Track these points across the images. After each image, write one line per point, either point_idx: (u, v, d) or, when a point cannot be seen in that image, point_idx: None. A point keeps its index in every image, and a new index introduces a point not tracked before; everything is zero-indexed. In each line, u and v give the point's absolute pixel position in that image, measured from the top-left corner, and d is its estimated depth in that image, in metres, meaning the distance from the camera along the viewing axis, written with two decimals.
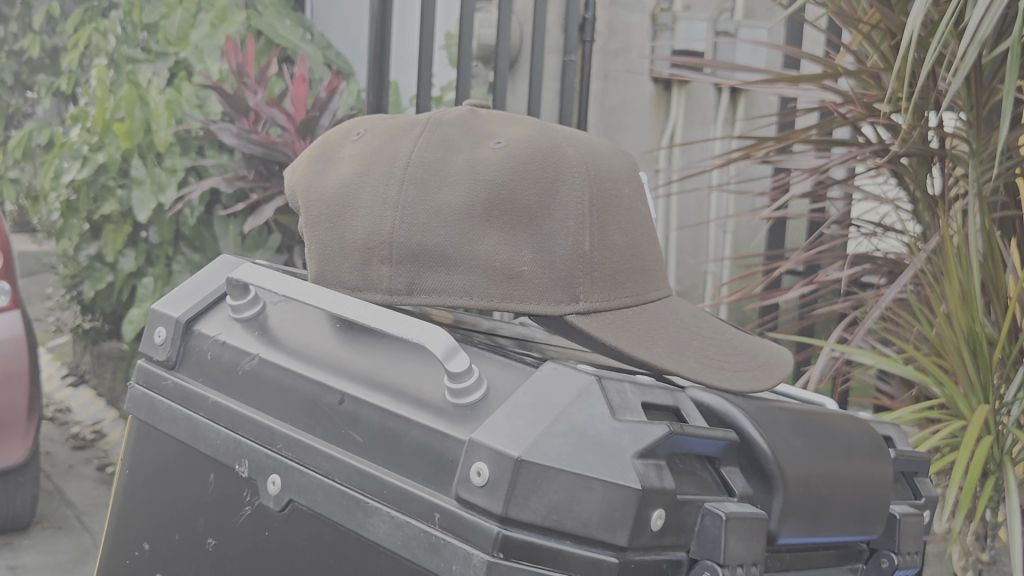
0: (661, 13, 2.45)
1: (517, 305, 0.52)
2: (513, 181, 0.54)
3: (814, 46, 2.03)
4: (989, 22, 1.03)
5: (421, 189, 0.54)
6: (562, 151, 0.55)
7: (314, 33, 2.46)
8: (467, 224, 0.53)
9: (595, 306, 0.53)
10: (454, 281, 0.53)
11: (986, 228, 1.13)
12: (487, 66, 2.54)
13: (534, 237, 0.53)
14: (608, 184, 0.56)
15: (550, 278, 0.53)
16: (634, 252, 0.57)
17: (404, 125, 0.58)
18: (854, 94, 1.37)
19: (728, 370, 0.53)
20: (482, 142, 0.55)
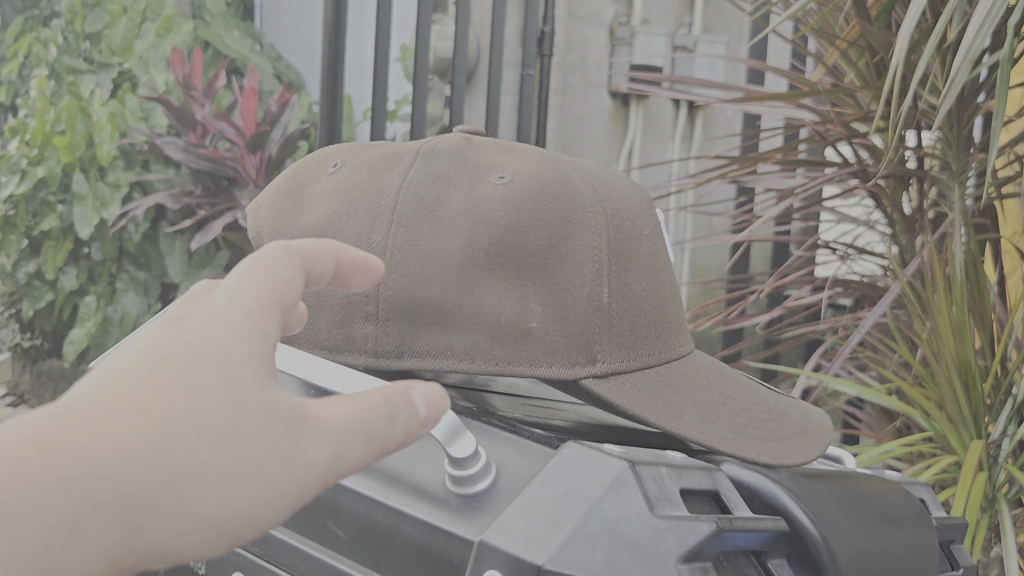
0: (619, 27, 2.40)
1: (527, 366, 0.54)
2: (514, 226, 0.58)
3: (779, 60, 1.98)
4: (984, 42, 0.98)
5: (415, 233, 0.57)
6: (567, 197, 0.60)
7: (262, 44, 2.37)
8: (470, 274, 0.56)
9: (610, 369, 0.56)
10: (452, 340, 0.55)
11: (977, 255, 1.08)
12: (443, 79, 2.47)
13: (542, 288, 0.57)
14: (615, 234, 0.61)
15: (562, 336, 0.56)
16: (645, 306, 0.61)
17: (392, 159, 0.63)
18: (833, 113, 1.31)
19: (751, 439, 0.55)
20: (479, 187, 0.60)
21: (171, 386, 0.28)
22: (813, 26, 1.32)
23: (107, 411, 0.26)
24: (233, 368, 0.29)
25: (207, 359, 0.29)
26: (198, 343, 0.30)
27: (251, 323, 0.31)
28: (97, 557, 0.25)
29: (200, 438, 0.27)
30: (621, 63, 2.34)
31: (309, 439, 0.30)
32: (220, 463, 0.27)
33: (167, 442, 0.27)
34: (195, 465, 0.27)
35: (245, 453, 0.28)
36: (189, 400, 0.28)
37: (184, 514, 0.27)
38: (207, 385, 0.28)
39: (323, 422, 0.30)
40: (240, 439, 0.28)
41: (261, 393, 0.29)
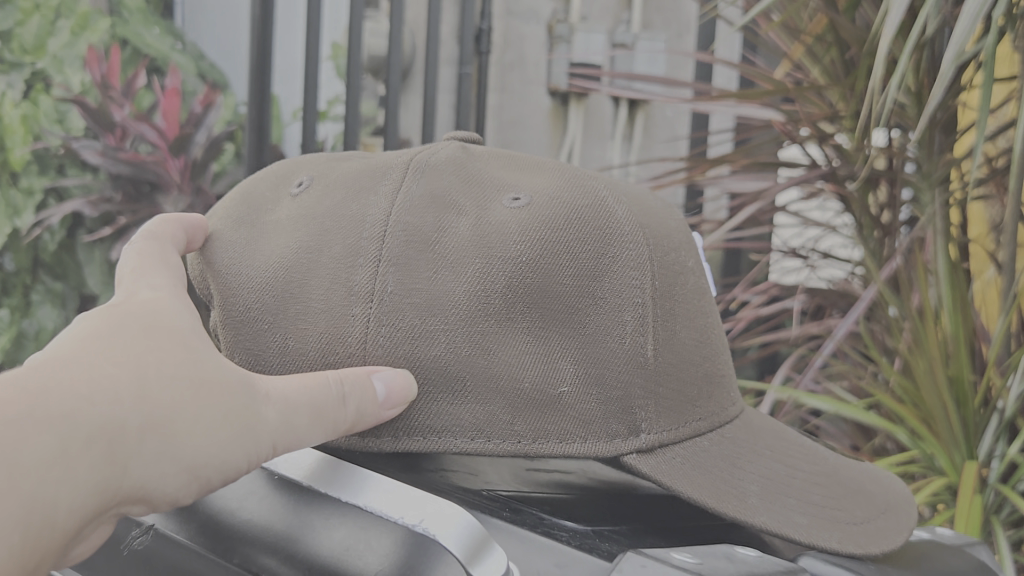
0: (557, 24, 2.30)
1: (557, 443, 0.53)
2: (540, 269, 0.54)
3: (728, 52, 1.92)
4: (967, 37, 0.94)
5: (408, 271, 0.53)
6: (604, 227, 0.56)
7: (184, 41, 2.23)
8: (484, 328, 0.53)
9: (657, 441, 0.54)
10: (462, 413, 0.53)
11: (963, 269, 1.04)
12: (376, 79, 2.38)
13: (571, 341, 0.54)
14: (660, 270, 0.58)
15: (596, 404, 0.53)
16: (695, 359, 0.60)
17: (379, 172, 0.58)
18: (803, 111, 1.25)
19: (822, 520, 0.54)
20: (491, 210, 0.56)
21: (141, 350, 0.43)
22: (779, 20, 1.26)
23: (82, 360, 0.41)
24: (181, 336, 0.45)
25: (163, 332, 0.45)
26: (150, 322, 0.45)
27: (184, 312, 0.47)
28: (87, 481, 0.39)
29: (172, 397, 0.43)
30: (560, 60, 2.26)
31: (259, 404, 0.46)
32: (191, 410, 0.43)
33: (141, 388, 0.41)
34: (169, 404, 0.42)
35: (209, 402, 0.44)
36: (159, 362, 0.43)
37: (165, 451, 0.42)
38: (165, 349, 0.44)
39: (273, 393, 0.47)
40: (205, 392, 0.44)
41: (213, 361, 0.46)
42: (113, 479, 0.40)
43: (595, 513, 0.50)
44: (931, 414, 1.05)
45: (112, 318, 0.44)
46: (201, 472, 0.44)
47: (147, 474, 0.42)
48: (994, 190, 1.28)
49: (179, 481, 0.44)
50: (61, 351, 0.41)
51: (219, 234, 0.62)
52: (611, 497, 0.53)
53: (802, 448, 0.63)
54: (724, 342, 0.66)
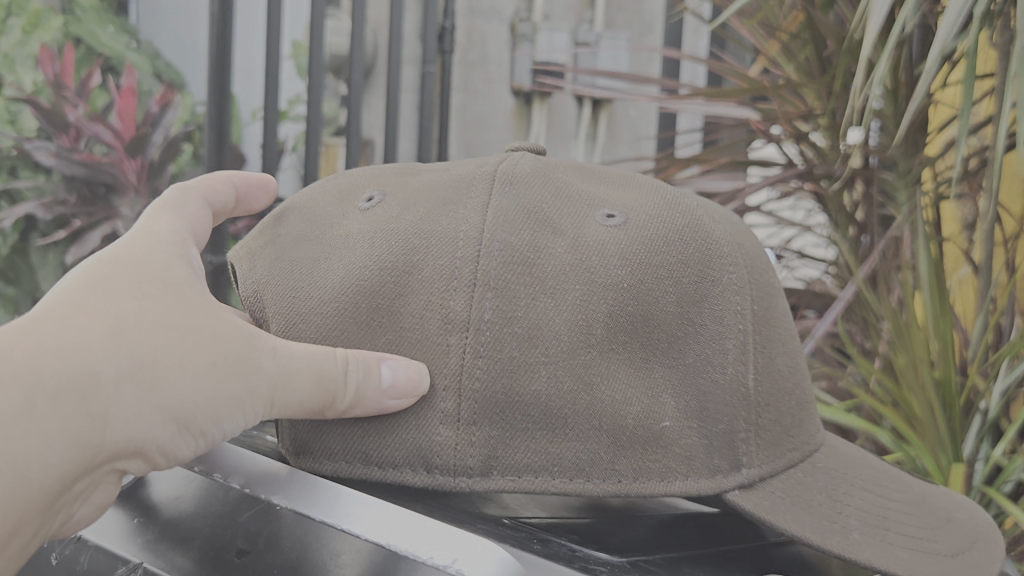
0: (520, 23, 2.27)
1: (659, 481, 0.51)
2: (646, 297, 0.53)
3: (695, 49, 1.90)
4: (950, 31, 0.93)
5: (510, 299, 0.51)
6: (704, 250, 0.56)
7: (139, 40, 2.17)
8: (587, 359, 0.51)
9: (758, 476, 0.53)
10: (564, 451, 0.50)
11: (941, 268, 1.03)
12: (339, 78, 2.34)
13: (672, 372, 0.53)
14: (757, 293, 0.58)
15: (698, 439, 0.52)
16: (788, 387, 0.59)
17: (464, 183, 0.57)
18: (782, 110, 1.23)
19: (923, 555, 0.54)
20: (587, 229, 0.55)
21: (128, 299, 0.45)
22: (756, 16, 1.24)
23: (67, 311, 0.43)
24: (173, 285, 0.47)
25: (157, 281, 0.47)
26: (145, 269, 0.47)
27: (176, 259, 0.50)
28: (62, 433, 0.41)
29: (161, 349, 0.44)
30: (522, 60, 2.23)
31: (257, 358, 0.48)
32: (179, 358, 0.45)
33: (122, 337, 0.43)
34: (155, 354, 0.44)
35: (202, 350, 0.46)
36: (145, 310, 0.45)
37: (149, 398, 0.44)
38: (156, 299, 0.46)
39: (275, 349, 0.49)
40: (197, 341, 0.46)
41: (207, 312, 0.47)
42: (100, 433, 0.43)
43: (626, 540, 0.49)
44: (914, 415, 1.03)
45: (105, 267, 0.46)
46: (193, 422, 0.47)
47: (136, 427, 0.44)
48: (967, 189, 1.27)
49: (171, 431, 0.46)
50: (48, 303, 0.43)
51: (281, 247, 0.59)
52: (628, 521, 0.52)
53: (837, 461, 0.61)
54: (808, 371, 0.65)
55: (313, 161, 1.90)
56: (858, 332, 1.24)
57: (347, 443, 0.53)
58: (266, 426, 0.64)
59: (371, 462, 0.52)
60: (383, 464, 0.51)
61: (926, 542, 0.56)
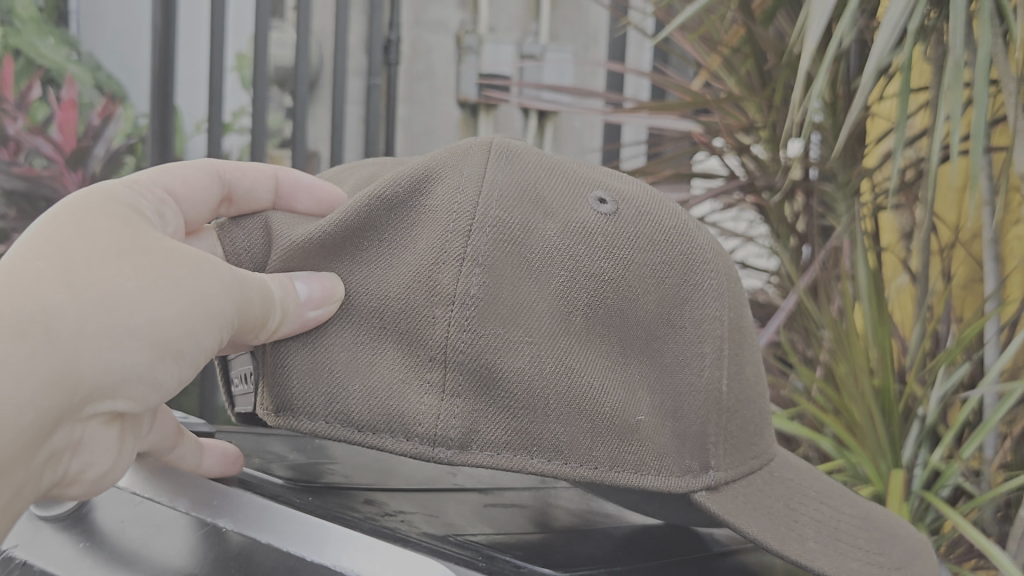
0: (464, 35, 2.28)
1: (635, 473, 0.52)
2: (632, 286, 0.53)
3: (638, 62, 1.92)
4: (886, 43, 0.95)
5: (498, 279, 0.50)
6: (688, 254, 0.56)
7: (80, 51, 2.13)
8: (566, 345, 0.51)
9: (724, 478, 0.56)
10: (545, 433, 0.50)
11: (876, 276, 1.06)
12: (283, 90, 2.34)
13: (649, 369, 0.54)
14: (733, 302, 0.59)
15: (669, 438, 0.54)
16: (753, 396, 0.61)
17: (457, 152, 0.54)
18: (724, 123, 1.25)
19: (862, 563, 0.55)
20: (579, 211, 0.54)
21: (67, 237, 0.44)
22: (698, 31, 1.25)
23: (15, 261, 0.42)
24: (118, 218, 0.46)
25: (99, 216, 0.46)
26: (85, 208, 0.46)
27: (122, 197, 0.49)
28: (38, 369, 0.39)
29: (111, 277, 0.43)
30: (468, 73, 2.24)
31: (217, 272, 0.47)
32: (132, 280, 0.44)
33: (69, 270, 0.42)
34: (106, 280, 0.43)
35: (156, 271, 0.45)
36: (88, 244, 0.44)
37: (120, 324, 0.42)
38: (96, 233, 0.45)
39: (220, 265, 0.48)
40: (144, 263, 0.45)
41: (153, 239, 0.46)
42: (77, 366, 0.41)
43: (570, 554, 0.50)
44: (855, 422, 1.05)
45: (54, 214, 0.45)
46: (177, 344, 0.45)
47: (111, 357, 0.42)
48: (905, 201, 1.28)
49: (153, 357, 0.44)
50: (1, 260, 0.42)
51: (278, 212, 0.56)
52: (577, 537, 0.52)
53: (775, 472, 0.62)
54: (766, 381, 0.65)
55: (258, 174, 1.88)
56: (800, 341, 1.26)
57: (331, 401, 0.50)
58: (209, 446, 0.64)
59: (351, 424, 0.50)
60: (364, 428, 0.50)
61: (868, 554, 0.58)
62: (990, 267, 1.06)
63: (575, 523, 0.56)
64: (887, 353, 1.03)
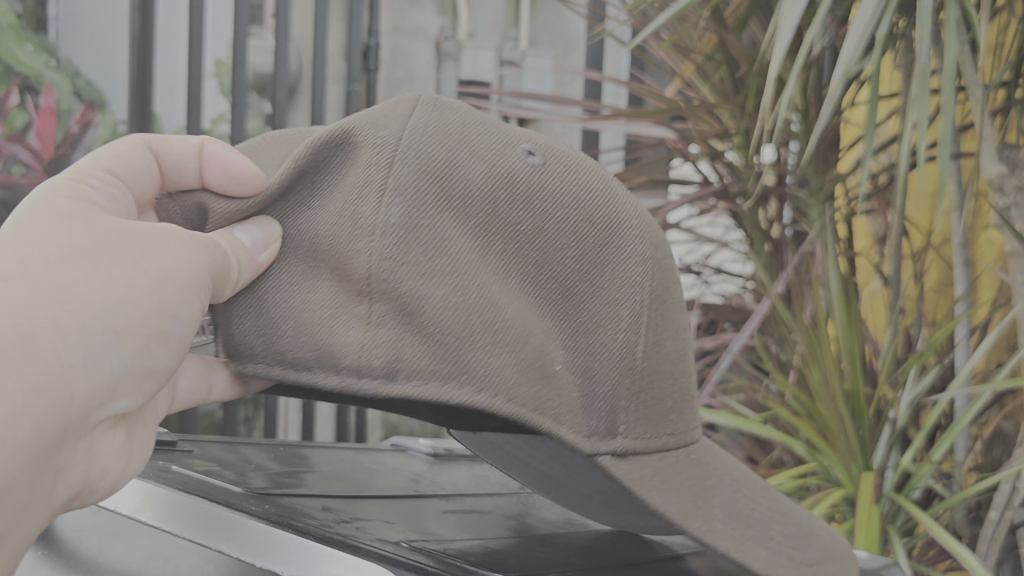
0: (444, 41, 2.28)
1: (551, 418, 0.50)
2: (556, 226, 0.53)
3: (615, 69, 1.93)
4: (853, 52, 0.96)
5: (421, 211, 0.50)
6: (612, 213, 0.54)
7: (58, 58, 2.12)
8: (487, 282, 0.50)
9: (632, 447, 0.53)
10: (472, 364, 0.49)
11: (844, 280, 1.07)
12: (262, 96, 2.34)
13: (563, 322, 0.53)
14: (659, 277, 0.55)
15: (581, 394, 0.52)
16: (674, 371, 0.57)
17: (387, 105, 0.54)
18: (697, 129, 1.26)
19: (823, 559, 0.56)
20: (506, 157, 0.53)
21: (27, 241, 0.43)
22: (671, 38, 1.26)
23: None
24: (76, 211, 0.47)
25: (56, 213, 0.46)
26: (42, 208, 0.46)
27: (74, 188, 0.49)
28: (29, 380, 0.39)
29: (74, 275, 0.43)
30: (447, 81, 2.24)
31: (175, 244, 0.47)
32: (96, 274, 0.44)
33: (35, 277, 0.42)
34: (70, 280, 0.43)
35: (116, 258, 0.45)
36: (46, 245, 0.44)
37: (98, 322, 0.43)
38: (54, 230, 0.45)
39: (177, 236, 0.48)
40: (105, 254, 0.45)
41: (113, 225, 0.47)
42: (68, 377, 0.41)
43: (525, 558, 0.51)
44: (826, 427, 1.06)
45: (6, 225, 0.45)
46: (153, 326, 0.46)
47: (96, 355, 0.43)
48: (877, 206, 1.29)
49: (138, 347, 0.45)
50: None
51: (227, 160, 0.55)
52: (537, 542, 0.54)
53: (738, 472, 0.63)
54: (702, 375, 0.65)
55: None
56: (773, 345, 1.27)
57: (266, 344, 0.51)
58: (176, 457, 0.64)
59: (285, 363, 0.51)
60: (297, 364, 0.50)
61: (828, 548, 0.58)
62: (959, 270, 1.07)
63: (536, 530, 0.57)
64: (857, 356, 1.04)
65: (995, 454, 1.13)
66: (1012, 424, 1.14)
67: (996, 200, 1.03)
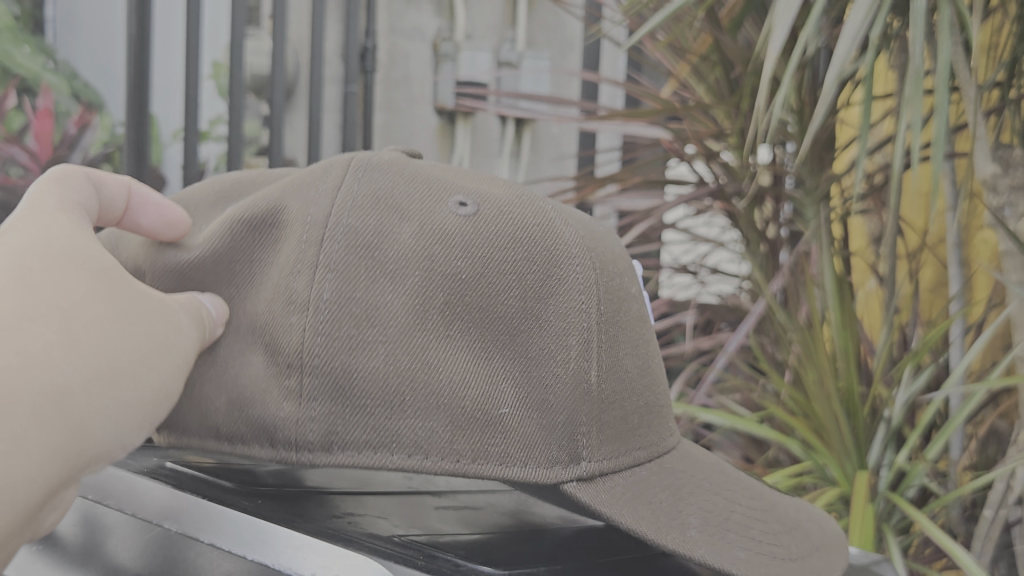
0: (442, 43, 2.28)
1: (497, 466, 0.49)
2: (489, 282, 0.52)
3: (612, 70, 1.93)
4: (847, 52, 0.96)
5: (350, 282, 0.50)
6: (550, 248, 0.54)
7: (56, 60, 2.13)
8: (422, 341, 0.50)
9: (598, 470, 0.51)
10: (400, 429, 0.49)
11: (839, 281, 1.07)
12: (260, 98, 2.34)
13: (513, 361, 0.51)
14: (606, 296, 0.55)
15: (538, 427, 0.51)
16: (637, 388, 0.57)
17: (318, 170, 0.55)
18: (693, 130, 1.26)
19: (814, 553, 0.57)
20: (437, 214, 0.53)
21: (55, 289, 0.43)
22: (666, 39, 1.26)
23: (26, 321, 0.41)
24: (77, 247, 0.46)
25: (74, 254, 0.45)
26: (42, 240, 0.45)
27: (66, 223, 0.47)
28: (41, 448, 0.39)
29: (99, 341, 0.43)
30: (445, 81, 2.24)
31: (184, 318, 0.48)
32: (118, 344, 0.44)
33: (71, 337, 0.42)
34: (96, 347, 0.43)
35: (134, 329, 0.45)
36: (79, 300, 0.43)
37: (111, 399, 0.43)
38: (83, 281, 0.44)
39: (180, 306, 0.49)
40: (124, 322, 0.45)
41: (129, 285, 0.47)
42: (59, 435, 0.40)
43: (514, 555, 0.51)
44: (822, 426, 1.06)
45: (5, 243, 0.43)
46: (149, 404, 0.47)
47: (102, 429, 0.43)
48: (872, 205, 1.29)
49: (134, 421, 0.46)
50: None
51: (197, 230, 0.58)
52: (528, 538, 0.53)
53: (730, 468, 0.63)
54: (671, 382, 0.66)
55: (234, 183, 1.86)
56: (769, 345, 1.27)
57: (200, 419, 0.51)
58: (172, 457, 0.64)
59: (223, 436, 0.51)
60: (232, 439, 0.51)
61: (820, 543, 0.58)
62: (954, 270, 1.08)
63: (530, 525, 0.57)
64: (851, 357, 1.04)
65: (990, 453, 1.14)
66: (1007, 423, 1.14)
67: (989, 200, 1.04)
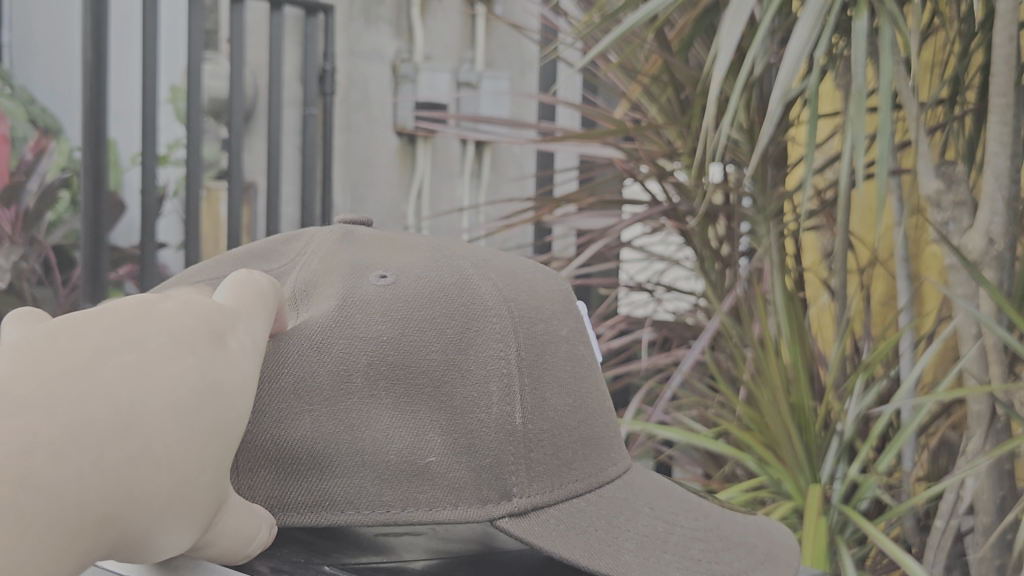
0: (401, 64, 2.30)
1: (427, 511, 0.50)
2: (409, 344, 0.52)
3: (569, 92, 1.94)
4: (791, 71, 0.98)
5: (278, 360, 0.51)
6: (467, 303, 0.55)
7: (13, 86, 2.12)
8: (346, 405, 0.50)
9: (529, 504, 0.52)
10: (331, 487, 0.50)
11: (789, 299, 1.09)
12: (218, 121, 2.35)
13: (438, 412, 0.52)
14: (527, 340, 0.56)
15: (465, 470, 0.51)
16: (571, 423, 0.57)
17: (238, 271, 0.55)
18: (644, 149, 1.28)
19: (753, 563, 0.58)
20: (357, 288, 0.55)
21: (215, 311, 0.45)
22: (616, 60, 1.27)
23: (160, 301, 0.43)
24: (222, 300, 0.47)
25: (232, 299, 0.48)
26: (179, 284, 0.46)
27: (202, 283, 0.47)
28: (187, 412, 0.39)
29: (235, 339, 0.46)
30: (404, 104, 2.25)
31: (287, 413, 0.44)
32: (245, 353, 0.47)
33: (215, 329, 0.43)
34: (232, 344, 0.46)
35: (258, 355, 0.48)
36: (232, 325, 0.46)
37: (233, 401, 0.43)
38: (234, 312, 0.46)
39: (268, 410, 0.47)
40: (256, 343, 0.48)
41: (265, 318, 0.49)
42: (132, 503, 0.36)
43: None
44: (776, 441, 1.08)
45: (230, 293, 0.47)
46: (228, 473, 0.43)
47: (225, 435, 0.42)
48: (823, 221, 1.31)
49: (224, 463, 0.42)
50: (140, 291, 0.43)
51: None
52: (470, 560, 0.53)
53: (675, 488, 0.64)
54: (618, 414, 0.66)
55: (190, 207, 1.85)
56: (725, 361, 1.28)
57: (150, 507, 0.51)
58: None
59: None
60: None
61: (761, 552, 0.59)
62: (902, 283, 1.09)
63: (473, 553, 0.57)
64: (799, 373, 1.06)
65: (942, 463, 1.16)
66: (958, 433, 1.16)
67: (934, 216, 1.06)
